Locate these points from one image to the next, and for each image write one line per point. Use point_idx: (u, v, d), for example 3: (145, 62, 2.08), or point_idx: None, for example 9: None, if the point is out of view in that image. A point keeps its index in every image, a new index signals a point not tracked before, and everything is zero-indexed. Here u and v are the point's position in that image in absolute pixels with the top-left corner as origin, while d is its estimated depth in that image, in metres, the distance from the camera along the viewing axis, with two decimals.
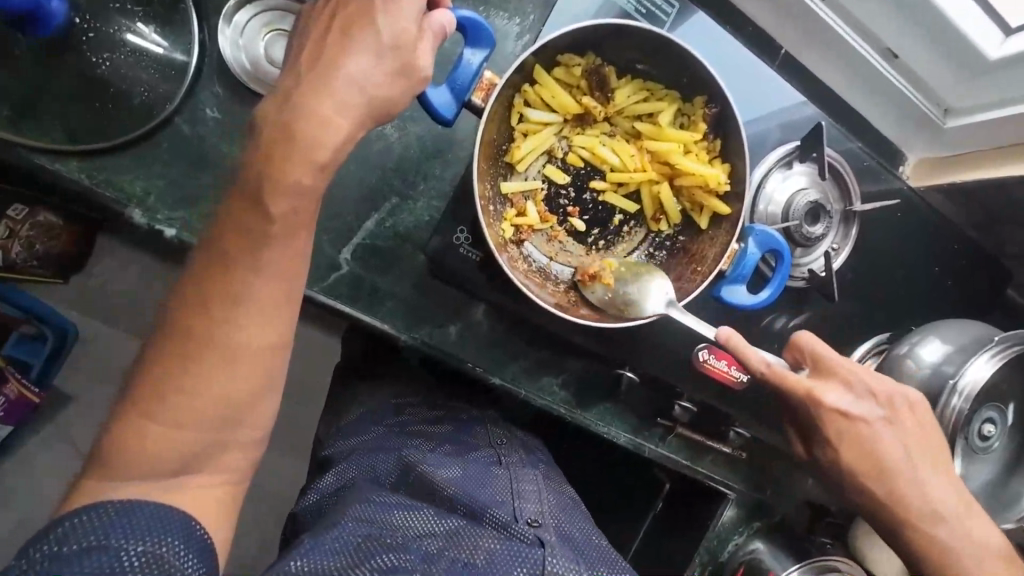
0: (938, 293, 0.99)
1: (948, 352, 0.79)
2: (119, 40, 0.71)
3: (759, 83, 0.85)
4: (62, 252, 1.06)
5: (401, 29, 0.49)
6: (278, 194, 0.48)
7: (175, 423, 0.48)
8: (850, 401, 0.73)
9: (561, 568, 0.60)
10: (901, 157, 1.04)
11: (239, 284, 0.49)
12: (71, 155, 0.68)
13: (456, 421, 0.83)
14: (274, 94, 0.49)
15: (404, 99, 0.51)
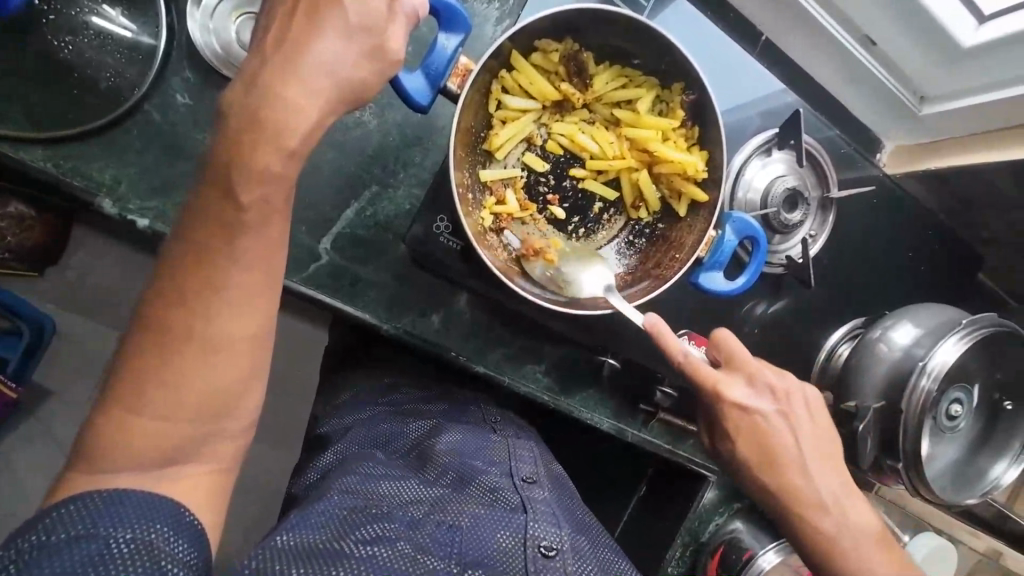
0: (913, 278, 1.02)
1: (918, 336, 0.82)
2: (82, 23, 0.68)
3: (736, 71, 0.86)
4: (37, 245, 1.04)
5: (372, 12, 0.48)
6: (245, 181, 0.47)
7: (159, 418, 0.46)
8: (750, 395, 0.69)
9: (545, 534, 0.61)
10: (879, 144, 1.06)
11: (218, 274, 0.47)
12: (35, 142, 0.66)
13: (447, 403, 0.83)
14: (242, 80, 0.48)
15: (377, 84, 0.50)
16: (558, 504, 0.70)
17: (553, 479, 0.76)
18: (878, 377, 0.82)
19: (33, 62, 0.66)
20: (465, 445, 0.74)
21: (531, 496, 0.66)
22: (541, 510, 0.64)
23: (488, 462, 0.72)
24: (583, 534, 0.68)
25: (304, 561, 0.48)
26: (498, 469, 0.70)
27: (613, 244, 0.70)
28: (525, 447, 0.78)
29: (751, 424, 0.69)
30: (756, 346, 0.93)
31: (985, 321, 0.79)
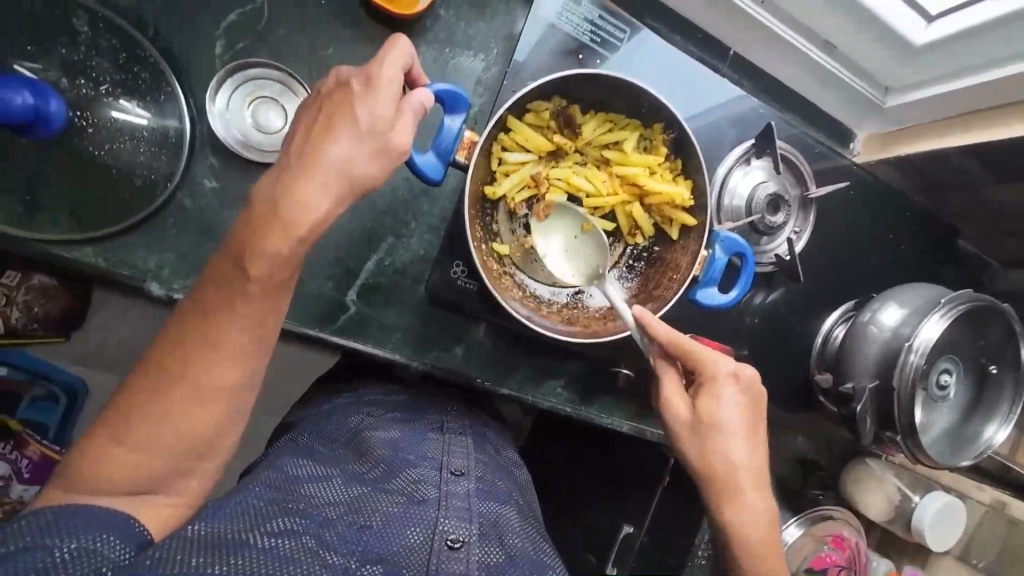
0: (895, 257, 1.08)
1: (904, 315, 0.89)
2: (109, 121, 0.74)
3: (708, 92, 0.92)
4: (66, 312, 1.14)
5: (382, 114, 0.54)
6: (256, 259, 0.53)
7: (139, 446, 0.54)
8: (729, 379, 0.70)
9: (452, 528, 0.60)
10: (851, 135, 1.12)
11: (209, 331, 0.54)
12: (85, 242, 0.73)
13: (415, 394, 0.88)
14: (270, 175, 0.55)
15: (385, 173, 0.56)
16: (490, 489, 0.70)
17: (491, 464, 0.78)
18: (869, 358, 0.89)
19: (72, 167, 0.73)
20: (403, 441, 0.75)
21: (452, 490, 0.66)
22: (455, 506, 0.64)
23: (422, 455, 0.73)
24: (508, 517, 0.67)
25: (209, 553, 0.49)
26: (428, 462, 0.71)
27: (615, 270, 0.77)
28: (467, 441, 0.79)
29: (724, 411, 0.69)
30: (754, 338, 1.00)
31: (962, 297, 0.86)
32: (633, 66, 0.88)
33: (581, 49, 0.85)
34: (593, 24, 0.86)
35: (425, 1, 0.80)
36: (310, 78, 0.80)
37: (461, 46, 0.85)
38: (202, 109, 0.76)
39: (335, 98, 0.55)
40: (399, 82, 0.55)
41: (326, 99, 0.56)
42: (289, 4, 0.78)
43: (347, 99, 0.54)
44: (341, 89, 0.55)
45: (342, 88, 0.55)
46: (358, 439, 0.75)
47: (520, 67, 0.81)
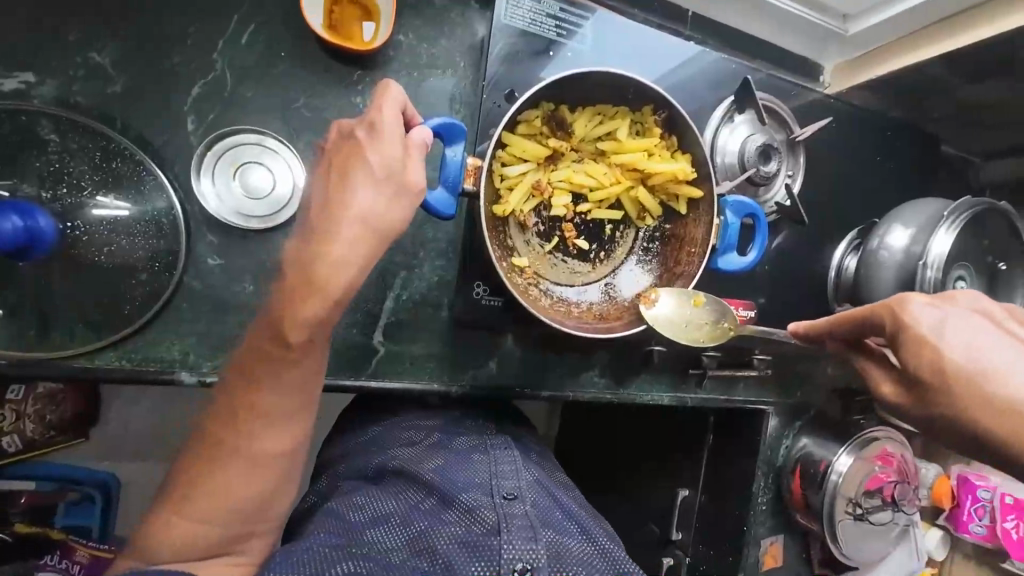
0: (885, 177, 1.11)
1: (913, 234, 0.91)
2: (90, 219, 0.72)
3: (679, 60, 0.92)
4: (79, 412, 1.13)
5: (389, 158, 0.54)
6: (294, 325, 0.53)
7: (199, 519, 0.52)
8: (933, 314, 0.58)
9: (517, 555, 0.56)
10: (819, 68, 1.13)
11: (256, 399, 0.54)
12: (106, 347, 0.72)
13: (448, 415, 0.90)
14: (297, 242, 0.54)
15: (408, 217, 0.54)
16: (546, 517, 0.67)
17: (541, 487, 0.75)
18: (887, 282, 0.91)
19: (73, 277, 0.71)
20: (452, 465, 0.75)
21: (510, 512, 0.63)
22: (516, 527, 0.60)
23: (474, 478, 0.71)
24: (567, 540, 0.64)
25: None
26: (480, 486, 0.69)
27: (632, 258, 0.78)
28: (513, 456, 0.78)
29: (968, 356, 0.55)
30: (771, 286, 1.02)
31: (964, 206, 0.89)
32: (602, 50, 0.88)
33: (550, 46, 0.84)
34: (556, 19, 0.85)
35: (385, 31, 0.79)
36: (289, 134, 0.78)
37: (428, 70, 0.84)
38: (190, 189, 0.75)
39: (342, 151, 0.54)
40: (400, 123, 0.55)
41: (333, 153, 0.55)
42: (250, 64, 0.76)
43: (355, 148, 0.54)
44: (346, 140, 0.55)
45: (347, 139, 0.55)
46: (409, 466, 0.75)
47: (495, 78, 0.81)
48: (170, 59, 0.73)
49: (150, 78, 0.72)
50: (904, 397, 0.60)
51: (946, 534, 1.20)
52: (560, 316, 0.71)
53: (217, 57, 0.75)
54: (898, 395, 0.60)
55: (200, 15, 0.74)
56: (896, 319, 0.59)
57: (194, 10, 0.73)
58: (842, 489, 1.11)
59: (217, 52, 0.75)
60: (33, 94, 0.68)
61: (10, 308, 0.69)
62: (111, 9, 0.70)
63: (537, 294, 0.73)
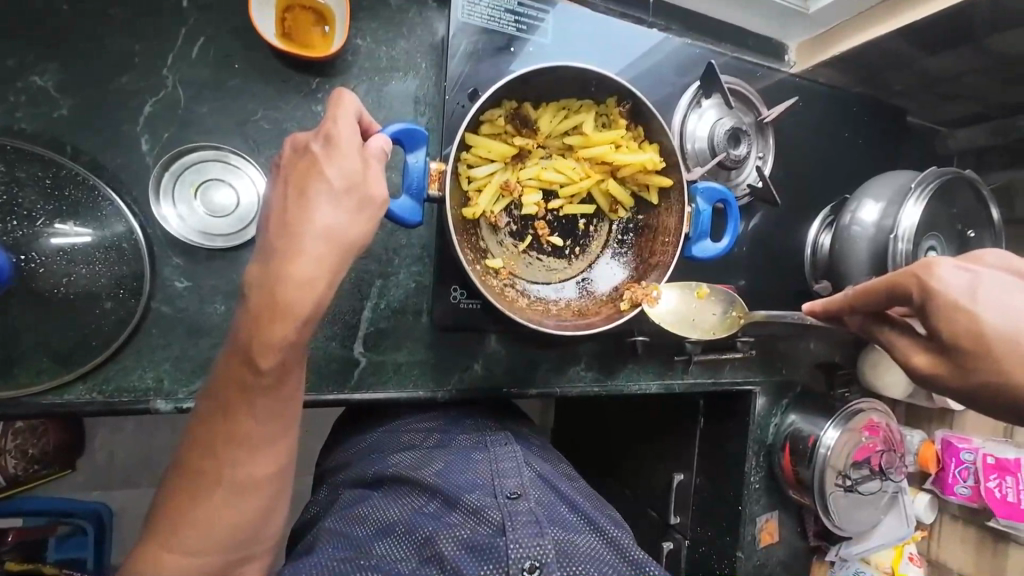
0: (854, 152, 1.12)
1: (883, 209, 0.91)
2: (49, 248, 0.68)
3: (642, 49, 0.92)
4: (63, 444, 1.10)
5: (349, 168, 0.51)
6: (265, 351, 0.48)
7: (188, 552, 0.50)
8: (963, 279, 0.53)
9: (525, 554, 0.56)
10: (783, 48, 1.14)
11: (235, 428, 0.51)
12: (76, 380, 0.70)
13: (444, 416, 0.89)
14: (257, 260, 0.50)
15: (374, 226, 0.53)
16: (553, 511, 0.67)
17: (543, 481, 0.74)
18: (861, 256, 0.92)
19: (33, 311, 0.68)
20: (453, 466, 0.74)
21: (515, 509, 0.63)
22: (522, 524, 0.60)
23: (477, 477, 0.71)
24: (574, 535, 0.63)
25: None
26: (483, 485, 0.69)
27: (607, 251, 0.78)
28: (515, 451, 0.78)
29: (1006, 320, 0.51)
30: (750, 268, 1.03)
31: (929, 176, 0.90)
32: (565, 43, 0.87)
33: (511, 42, 0.83)
34: (516, 13, 0.84)
35: (341, 36, 0.77)
36: (250, 148, 0.76)
37: (390, 74, 0.83)
38: (150, 212, 0.72)
39: (299, 166, 0.51)
40: (357, 133, 0.54)
41: (289, 168, 0.52)
42: (202, 79, 0.74)
43: (310, 162, 0.51)
44: (301, 154, 0.52)
45: (302, 153, 0.52)
46: (410, 470, 0.74)
47: (457, 78, 0.80)
48: (117, 79, 0.70)
49: (97, 100, 0.70)
50: (944, 367, 0.56)
51: (934, 498, 1.23)
52: (540, 316, 0.70)
53: (167, 73, 0.72)
54: (937, 367, 0.56)
55: (145, 31, 0.71)
56: (924, 286, 0.54)
57: (139, 26, 0.71)
58: (832, 461, 1.12)
59: (167, 68, 0.72)
60: None
61: None
62: (50, 30, 0.68)
63: (515, 295, 0.72)
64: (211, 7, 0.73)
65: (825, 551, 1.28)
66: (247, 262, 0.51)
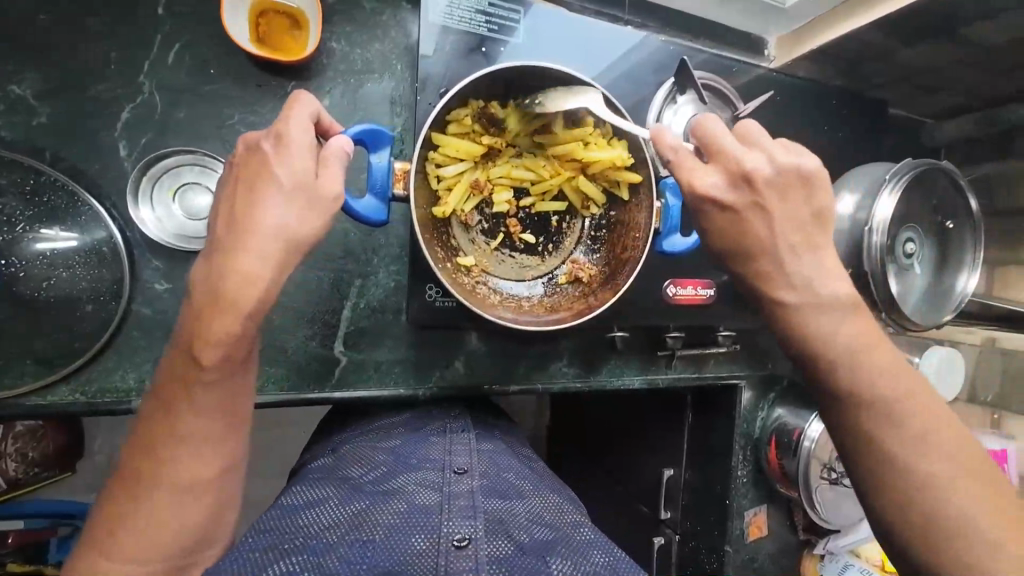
0: (835, 145, 1.12)
1: (859, 201, 0.92)
2: (32, 253, 0.70)
3: (616, 48, 0.92)
4: (63, 449, 1.11)
5: (300, 166, 0.52)
6: (206, 345, 0.50)
7: (128, 557, 0.50)
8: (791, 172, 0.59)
9: (457, 527, 0.56)
10: (762, 42, 1.14)
11: (177, 425, 0.52)
12: (59, 381, 0.72)
13: (420, 411, 0.91)
14: (201, 259, 0.52)
15: (324, 225, 0.53)
16: (497, 486, 0.68)
17: (494, 462, 0.76)
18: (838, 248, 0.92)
19: (16, 314, 0.70)
20: (406, 453, 0.76)
21: (455, 491, 0.64)
22: (458, 506, 0.60)
23: (426, 460, 0.73)
24: (516, 507, 0.64)
25: None
26: (432, 468, 0.71)
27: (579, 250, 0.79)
28: (467, 439, 0.81)
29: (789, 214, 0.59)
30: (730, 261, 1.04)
31: (904, 168, 0.90)
32: (537, 41, 0.87)
33: (482, 42, 0.84)
34: (487, 14, 0.84)
35: (314, 40, 0.78)
36: (227, 152, 0.78)
37: (365, 76, 0.84)
38: (128, 216, 0.74)
39: (248, 164, 0.53)
40: (310, 132, 0.54)
41: (240, 168, 0.53)
42: (179, 84, 0.75)
43: (260, 162, 0.52)
44: (251, 153, 0.53)
45: (252, 152, 0.53)
46: (355, 460, 0.75)
47: (430, 79, 0.81)
48: (94, 86, 0.72)
49: (75, 107, 0.71)
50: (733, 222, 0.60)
51: None
52: (514, 314, 0.71)
53: (144, 79, 0.74)
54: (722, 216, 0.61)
55: (121, 39, 0.73)
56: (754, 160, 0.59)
57: (115, 33, 0.72)
58: (816, 453, 1.12)
59: (143, 74, 0.74)
60: None
61: None
62: (28, 40, 0.69)
63: (486, 292, 0.73)
64: (186, 14, 0.75)
65: (815, 545, 1.28)
66: (197, 262, 0.53)
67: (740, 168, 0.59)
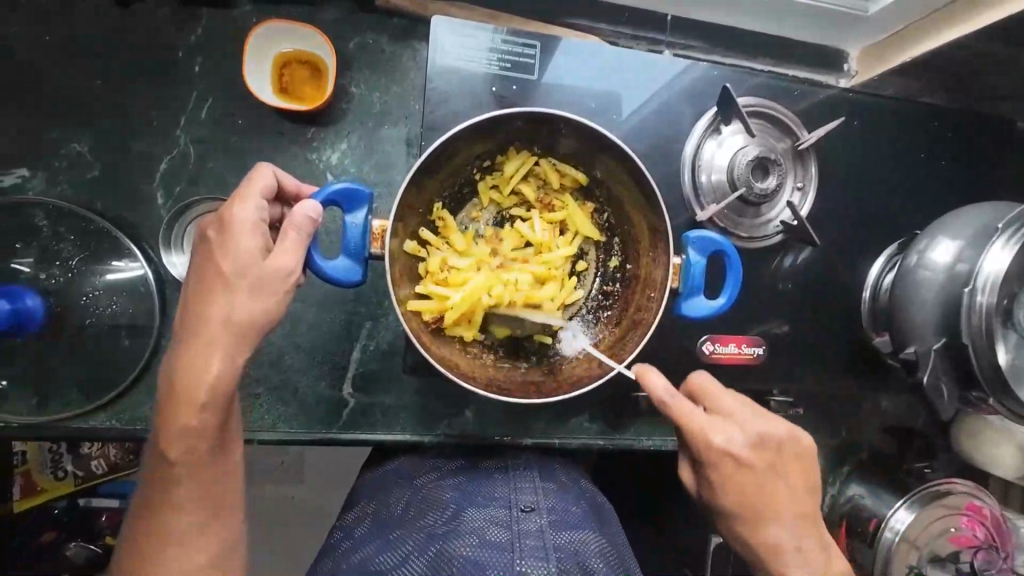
0: (927, 175, 0.93)
1: (960, 249, 0.73)
2: (87, 290, 0.78)
3: (648, 78, 0.84)
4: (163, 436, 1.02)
5: (249, 249, 0.54)
6: (171, 440, 0.52)
7: None
8: (740, 440, 0.67)
9: (531, 567, 0.59)
10: (840, 56, 0.96)
11: (164, 517, 0.53)
12: (96, 410, 0.78)
13: (464, 453, 0.85)
14: (168, 356, 0.55)
15: (283, 304, 0.55)
16: (565, 519, 0.69)
17: (561, 495, 0.75)
18: (930, 308, 0.73)
19: (70, 345, 0.78)
20: (471, 487, 0.75)
21: (524, 529, 0.65)
22: (529, 545, 0.62)
23: (492, 497, 0.72)
24: (584, 542, 0.66)
25: None
26: (499, 504, 0.71)
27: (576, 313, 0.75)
28: (531, 476, 0.78)
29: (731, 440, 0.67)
30: (784, 307, 0.90)
31: None
32: (557, 75, 0.81)
33: (492, 82, 0.79)
34: (501, 52, 0.80)
35: (329, 86, 0.79)
36: None
37: (380, 118, 0.83)
38: (161, 259, 0.80)
39: (202, 253, 0.55)
40: (260, 213, 0.56)
41: (195, 259, 0.55)
42: (208, 136, 0.80)
43: (209, 254, 0.54)
44: (202, 243, 0.55)
45: (203, 242, 0.55)
46: (426, 500, 0.73)
47: (440, 121, 0.78)
48: (140, 142, 0.79)
49: (123, 161, 0.79)
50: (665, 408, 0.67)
51: None
52: (508, 386, 0.66)
53: (180, 133, 0.80)
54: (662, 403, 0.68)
55: (162, 98, 0.79)
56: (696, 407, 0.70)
57: (159, 93, 0.79)
58: (902, 557, 0.88)
59: (180, 129, 0.80)
60: (29, 188, 0.77)
61: (16, 378, 0.77)
62: (91, 103, 0.78)
63: (478, 349, 0.71)
64: (219, 72, 0.80)
65: None
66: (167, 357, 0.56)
67: (745, 434, 0.68)
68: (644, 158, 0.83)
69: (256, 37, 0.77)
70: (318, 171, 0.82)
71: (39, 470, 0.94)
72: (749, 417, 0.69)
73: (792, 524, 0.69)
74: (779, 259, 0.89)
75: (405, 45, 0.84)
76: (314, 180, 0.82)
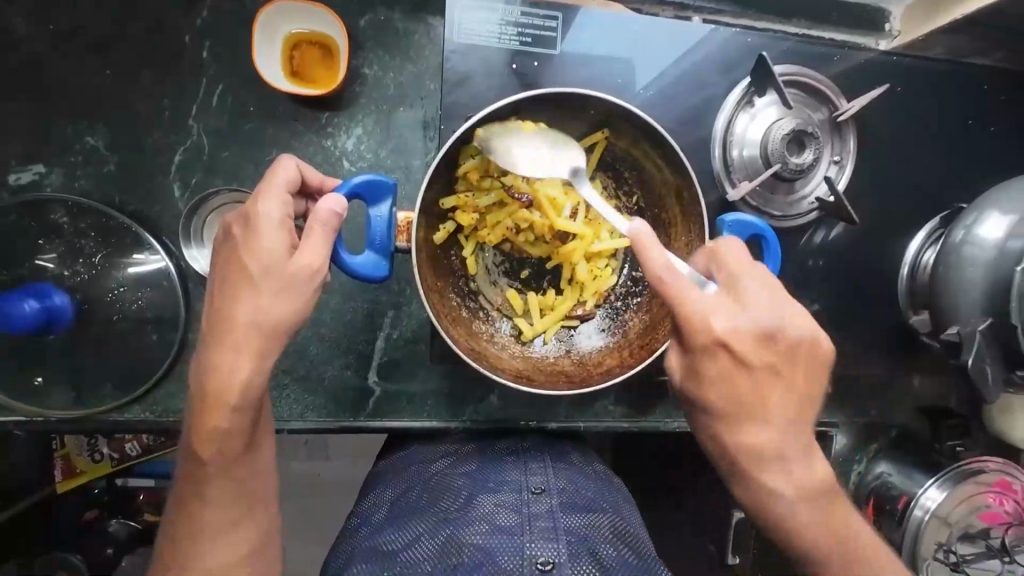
0: (965, 142, 0.89)
1: (1013, 224, 0.69)
2: (111, 286, 0.78)
3: (676, 48, 0.79)
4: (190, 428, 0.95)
5: (273, 248, 0.52)
6: (202, 441, 0.53)
7: None
8: (745, 320, 0.54)
9: (541, 549, 0.58)
10: (883, 14, 0.89)
11: (193, 515, 0.54)
12: (129, 403, 0.79)
13: (476, 437, 0.84)
14: (196, 357, 0.55)
15: (308, 303, 0.54)
16: (577, 503, 0.67)
17: (575, 475, 0.75)
18: (973, 286, 0.71)
19: (99, 340, 0.79)
20: (483, 471, 0.75)
21: (535, 512, 0.64)
22: (539, 527, 0.61)
23: (503, 481, 0.71)
24: (597, 525, 0.64)
25: None
26: (510, 488, 0.70)
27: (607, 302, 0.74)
28: (543, 459, 0.77)
29: (734, 325, 0.53)
30: (816, 284, 0.87)
31: None
32: (579, 47, 0.77)
33: (512, 59, 0.76)
34: (519, 25, 0.76)
35: (342, 69, 0.76)
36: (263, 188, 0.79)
37: (395, 99, 0.80)
38: (181, 254, 0.79)
39: (225, 251, 0.54)
40: (283, 208, 0.54)
41: (218, 257, 0.55)
42: (221, 126, 0.78)
43: (233, 252, 0.53)
44: (227, 241, 0.54)
45: (227, 239, 0.54)
46: (437, 484, 0.73)
47: (459, 102, 0.75)
48: (153, 133, 0.77)
49: (137, 154, 0.77)
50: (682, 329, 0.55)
51: None
52: (538, 376, 0.66)
53: (192, 123, 0.78)
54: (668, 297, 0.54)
55: (172, 87, 0.77)
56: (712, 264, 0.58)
57: (168, 82, 0.77)
58: (932, 532, 0.86)
59: (192, 119, 0.78)
60: (45, 184, 0.77)
61: (50, 375, 0.78)
62: (101, 95, 0.76)
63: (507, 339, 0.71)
64: (228, 58, 0.77)
65: None
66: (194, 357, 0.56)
67: (751, 326, 0.54)
68: (672, 133, 0.80)
69: (263, 18, 0.74)
70: (335, 157, 0.79)
71: (77, 453, 0.93)
72: (766, 305, 0.55)
73: (778, 424, 0.56)
74: (811, 235, 0.86)
75: (418, 21, 0.80)
76: (330, 167, 0.79)
